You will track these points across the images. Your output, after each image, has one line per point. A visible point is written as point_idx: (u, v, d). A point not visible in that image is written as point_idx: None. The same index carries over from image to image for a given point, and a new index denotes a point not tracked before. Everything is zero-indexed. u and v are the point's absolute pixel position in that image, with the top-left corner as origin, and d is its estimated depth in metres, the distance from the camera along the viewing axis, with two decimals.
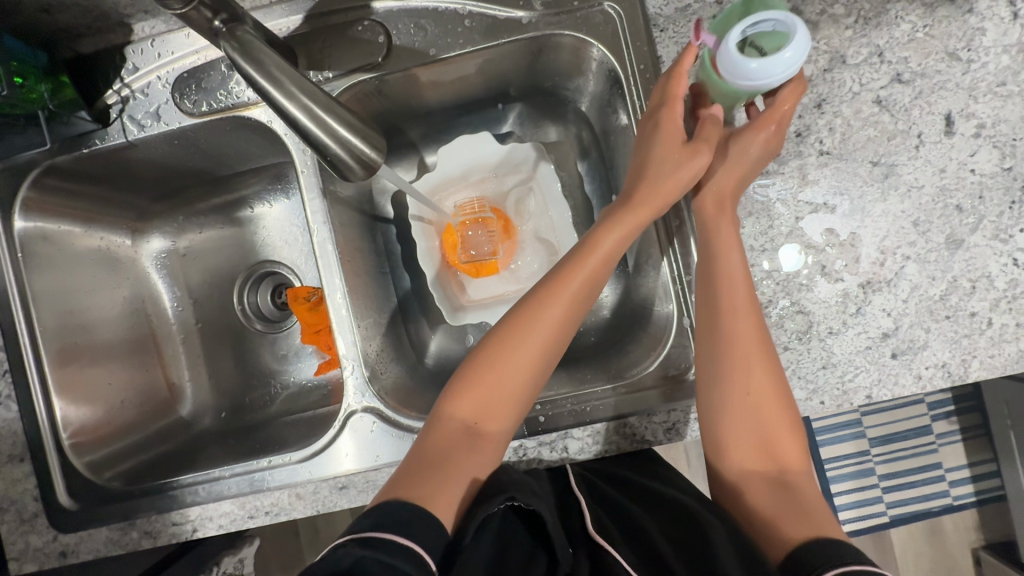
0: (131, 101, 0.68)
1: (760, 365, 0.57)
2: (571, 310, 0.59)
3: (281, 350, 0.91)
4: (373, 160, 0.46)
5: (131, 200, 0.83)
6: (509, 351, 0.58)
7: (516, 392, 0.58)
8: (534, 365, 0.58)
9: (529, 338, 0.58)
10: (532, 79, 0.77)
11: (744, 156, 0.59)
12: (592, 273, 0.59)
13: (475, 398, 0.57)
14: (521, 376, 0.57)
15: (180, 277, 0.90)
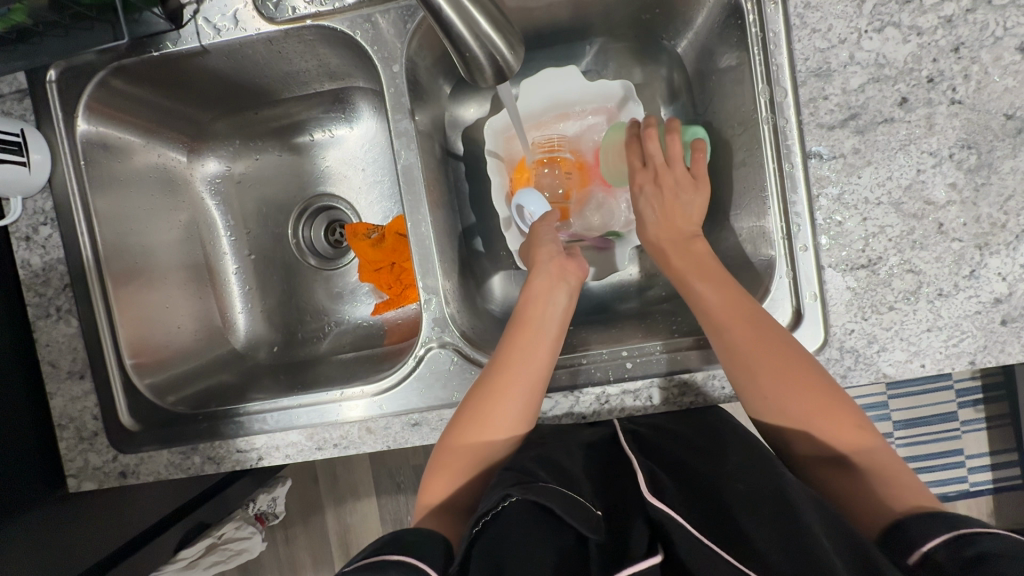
0: (207, 2, 0.63)
1: (769, 384, 0.56)
2: (525, 362, 0.61)
3: (336, 288, 0.88)
4: (510, 64, 0.45)
5: (191, 114, 0.78)
6: (482, 404, 0.60)
7: (499, 421, 0.60)
8: (503, 415, 0.60)
9: (496, 389, 0.60)
10: (629, 10, 0.72)
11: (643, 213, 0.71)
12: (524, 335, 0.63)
13: (456, 448, 0.60)
14: (487, 427, 0.60)
15: (235, 205, 0.86)
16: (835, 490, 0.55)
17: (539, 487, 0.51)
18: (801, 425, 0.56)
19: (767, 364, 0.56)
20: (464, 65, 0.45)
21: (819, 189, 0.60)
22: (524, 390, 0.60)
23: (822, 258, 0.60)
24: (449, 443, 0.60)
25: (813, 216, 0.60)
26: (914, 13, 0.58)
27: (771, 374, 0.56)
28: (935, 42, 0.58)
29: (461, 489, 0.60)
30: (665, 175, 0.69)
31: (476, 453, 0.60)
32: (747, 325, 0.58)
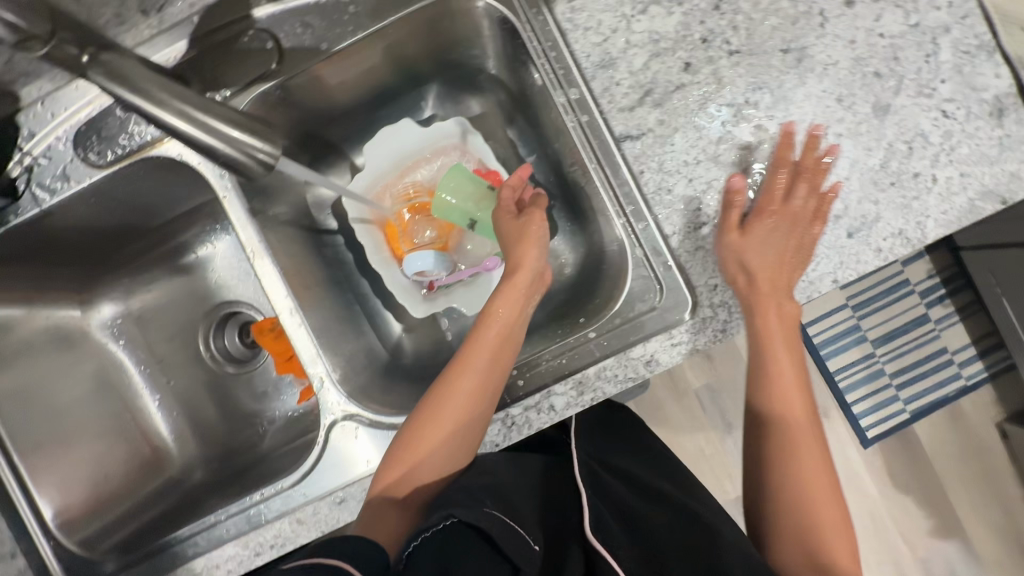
0: (36, 168, 0.66)
1: (777, 384, 0.61)
2: (492, 374, 0.62)
3: (259, 388, 0.89)
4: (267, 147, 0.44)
5: (68, 273, 0.81)
6: (448, 396, 0.61)
7: (457, 421, 0.60)
8: (466, 425, 0.60)
9: (460, 398, 0.60)
10: (441, 57, 0.75)
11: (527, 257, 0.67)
12: (494, 341, 0.64)
13: (415, 450, 0.60)
14: (447, 435, 0.60)
15: (140, 341, 0.88)
16: (779, 506, 0.59)
17: (480, 510, 0.52)
18: (765, 430, 0.61)
19: (779, 367, 0.61)
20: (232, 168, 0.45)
21: (642, 166, 0.62)
22: (489, 395, 0.61)
23: (664, 228, 0.62)
24: (409, 437, 0.61)
25: (643, 193, 0.62)
26: None
27: (784, 407, 0.60)
28: (696, 7, 0.62)
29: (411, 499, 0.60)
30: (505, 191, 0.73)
31: (430, 457, 0.60)
32: (790, 317, 0.60)
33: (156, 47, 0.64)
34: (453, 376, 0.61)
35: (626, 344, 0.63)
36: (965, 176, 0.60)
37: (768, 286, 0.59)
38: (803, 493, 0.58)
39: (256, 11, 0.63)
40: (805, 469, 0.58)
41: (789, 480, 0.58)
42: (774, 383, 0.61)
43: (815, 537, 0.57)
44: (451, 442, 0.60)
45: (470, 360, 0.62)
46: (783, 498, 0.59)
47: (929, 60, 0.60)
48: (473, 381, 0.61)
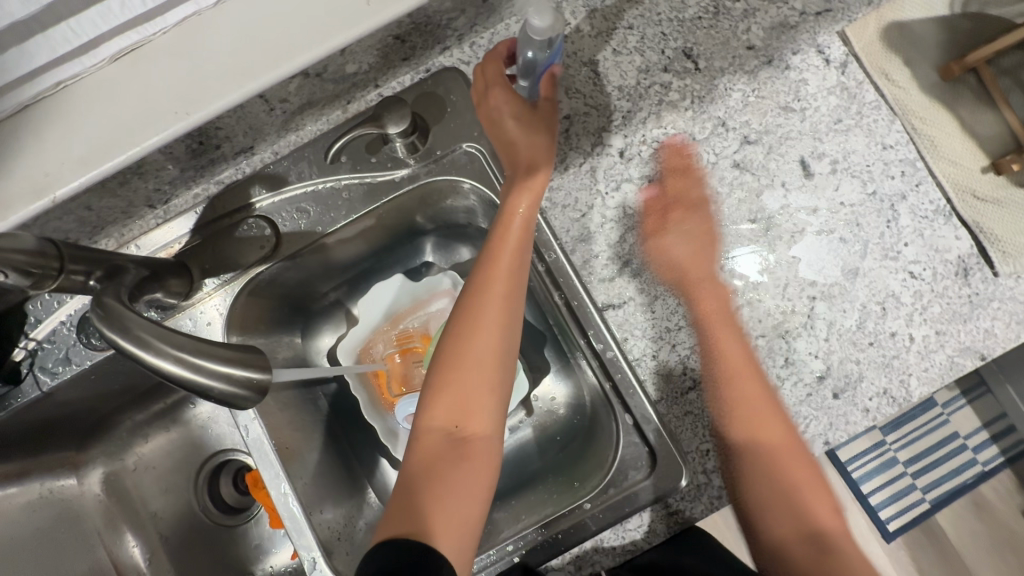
0: (40, 352, 0.68)
1: (755, 422, 0.60)
2: (508, 307, 0.60)
3: (254, 541, 0.87)
4: (250, 371, 0.45)
5: (65, 437, 0.81)
6: (468, 340, 0.59)
7: (485, 368, 0.58)
8: (494, 365, 0.58)
9: (484, 340, 0.59)
10: (433, 217, 0.79)
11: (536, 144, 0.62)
12: (511, 262, 0.60)
13: (454, 395, 0.58)
14: (484, 380, 0.58)
15: (134, 496, 0.87)
16: (777, 522, 0.59)
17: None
18: (774, 460, 0.59)
19: (760, 404, 0.60)
20: (220, 398, 0.45)
21: (627, 334, 0.64)
22: (510, 322, 0.60)
23: (651, 393, 0.63)
24: (435, 396, 0.58)
25: (628, 359, 0.64)
26: (639, 165, 0.66)
27: (750, 433, 0.60)
28: (665, 183, 0.66)
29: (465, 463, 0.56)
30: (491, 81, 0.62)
31: (475, 400, 0.58)
32: (737, 355, 0.62)
33: (160, 235, 0.68)
34: (473, 325, 0.59)
35: (621, 516, 0.62)
36: (940, 334, 0.62)
37: (696, 275, 0.63)
38: (800, 512, 0.59)
39: (256, 201, 0.68)
40: (802, 492, 0.59)
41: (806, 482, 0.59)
42: (761, 419, 0.60)
43: (826, 550, 0.57)
44: (481, 388, 0.58)
45: (485, 302, 0.59)
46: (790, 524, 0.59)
47: (891, 225, 0.63)
48: (490, 322, 0.59)
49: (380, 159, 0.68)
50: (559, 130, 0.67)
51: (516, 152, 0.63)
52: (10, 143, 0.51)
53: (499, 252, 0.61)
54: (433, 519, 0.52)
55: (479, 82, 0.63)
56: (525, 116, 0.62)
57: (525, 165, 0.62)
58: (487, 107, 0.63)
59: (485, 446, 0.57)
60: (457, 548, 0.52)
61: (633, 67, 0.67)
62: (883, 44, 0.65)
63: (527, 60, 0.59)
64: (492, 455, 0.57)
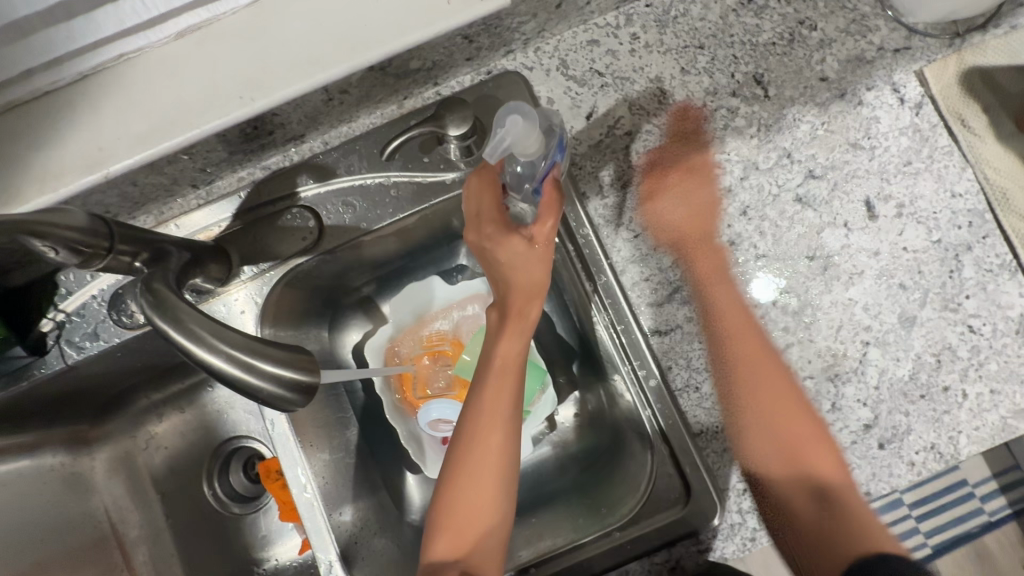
0: (67, 325, 0.66)
1: (759, 402, 0.61)
2: (500, 451, 0.58)
3: (261, 532, 0.85)
4: (299, 375, 0.43)
5: (81, 409, 0.80)
6: (467, 479, 0.58)
7: (486, 509, 0.58)
8: (493, 504, 0.58)
9: (479, 479, 0.58)
10: None
11: (532, 275, 0.60)
12: (505, 397, 0.59)
13: (451, 534, 0.58)
14: (476, 525, 0.58)
15: (144, 475, 0.85)
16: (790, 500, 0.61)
17: None
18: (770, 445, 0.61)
19: (783, 409, 0.61)
20: (268, 399, 0.44)
21: (671, 362, 0.63)
22: (505, 462, 0.58)
23: (691, 426, 0.62)
24: (437, 528, 0.58)
25: (670, 388, 0.62)
26: (698, 190, 0.64)
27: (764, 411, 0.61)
28: (724, 211, 0.64)
29: None
30: (484, 209, 0.61)
31: (473, 539, 0.57)
32: (740, 315, 0.62)
33: (199, 217, 0.66)
34: (463, 468, 0.58)
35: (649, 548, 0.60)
36: (994, 393, 0.60)
37: (699, 240, 0.63)
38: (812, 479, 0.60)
39: (302, 190, 0.66)
40: (808, 473, 0.60)
41: (796, 474, 0.61)
42: (787, 418, 0.61)
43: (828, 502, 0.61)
44: (483, 526, 0.58)
45: (480, 440, 0.58)
46: (807, 508, 0.61)
47: (953, 275, 0.61)
48: (484, 467, 0.58)
49: (432, 159, 0.66)
50: (619, 147, 0.65)
51: (509, 283, 0.61)
52: (68, 113, 0.51)
53: (490, 396, 0.59)
54: None
55: (471, 208, 0.62)
56: (523, 248, 0.60)
57: (514, 307, 0.60)
58: (479, 236, 0.61)
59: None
60: None
61: (701, 88, 0.66)
62: (961, 88, 0.63)
63: (516, 174, 0.60)
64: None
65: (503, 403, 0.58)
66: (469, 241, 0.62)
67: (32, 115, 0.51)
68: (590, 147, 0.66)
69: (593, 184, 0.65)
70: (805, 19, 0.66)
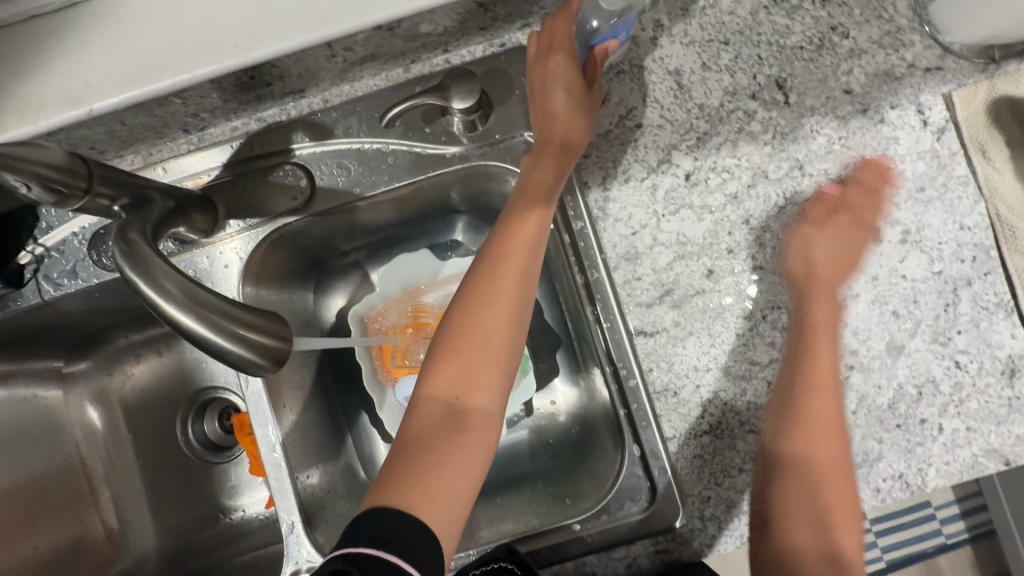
0: (46, 260, 0.65)
1: (836, 469, 0.60)
2: (518, 286, 0.56)
3: (231, 482, 0.86)
4: (267, 343, 0.43)
5: (59, 344, 0.79)
6: (484, 310, 0.55)
7: (495, 351, 0.55)
8: (503, 346, 0.56)
9: (493, 315, 0.56)
10: (475, 199, 0.75)
11: (579, 119, 0.59)
12: (532, 234, 0.57)
13: (454, 370, 0.54)
14: (481, 373, 0.55)
15: (120, 415, 0.85)
16: (806, 569, 0.59)
17: None
18: (844, 509, 0.60)
19: (830, 436, 0.60)
20: (235, 365, 0.43)
21: (652, 364, 0.62)
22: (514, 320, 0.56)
23: (665, 429, 0.61)
24: (437, 364, 0.55)
25: (648, 390, 0.61)
26: (703, 193, 0.63)
27: (823, 448, 0.59)
28: (726, 217, 0.62)
29: (461, 448, 0.52)
30: (553, 37, 0.58)
31: (478, 377, 0.55)
32: (826, 362, 0.60)
33: (188, 163, 0.64)
34: (477, 314, 0.55)
35: (608, 544, 0.61)
36: (970, 430, 0.60)
37: (829, 277, 0.61)
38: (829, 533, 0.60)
39: (296, 147, 0.64)
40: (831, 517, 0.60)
41: (825, 552, 0.60)
42: (835, 483, 0.60)
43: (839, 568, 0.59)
44: (489, 366, 0.55)
45: (501, 274, 0.56)
46: (806, 531, 0.60)
47: (948, 309, 0.60)
48: (502, 300, 0.56)
49: (434, 130, 0.64)
50: (627, 139, 0.63)
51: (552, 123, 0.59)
52: (53, 42, 0.48)
53: (516, 234, 0.57)
54: (428, 490, 0.49)
55: (543, 37, 0.59)
56: (577, 90, 0.58)
57: (559, 142, 0.59)
58: (543, 66, 0.59)
59: (484, 426, 0.54)
60: (445, 519, 0.49)
61: (720, 87, 0.63)
62: (988, 117, 0.61)
63: (589, 29, 0.57)
64: (490, 438, 0.54)
65: (529, 242, 0.57)
66: (532, 69, 0.60)
67: (16, 40, 0.48)
68: (598, 136, 0.63)
69: (595, 175, 0.63)
70: (838, 25, 0.63)
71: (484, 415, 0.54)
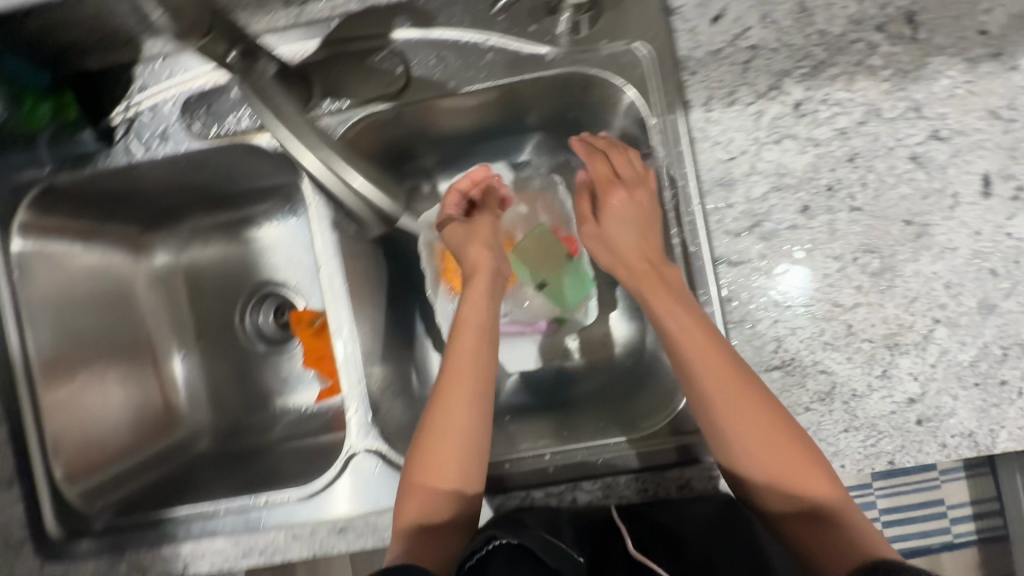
0: (137, 123, 0.66)
1: (745, 438, 0.53)
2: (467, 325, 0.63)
3: (283, 373, 0.88)
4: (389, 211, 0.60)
5: (133, 215, 0.81)
6: (458, 349, 0.62)
7: (480, 374, 0.61)
8: (483, 373, 0.61)
9: (466, 343, 0.62)
10: (556, 112, 0.74)
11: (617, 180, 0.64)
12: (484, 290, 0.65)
13: (446, 392, 0.60)
14: (470, 417, 0.59)
15: (182, 295, 0.88)
16: (801, 534, 0.52)
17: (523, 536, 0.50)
18: (762, 473, 0.52)
19: (733, 392, 0.53)
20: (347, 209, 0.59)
21: (734, 293, 0.61)
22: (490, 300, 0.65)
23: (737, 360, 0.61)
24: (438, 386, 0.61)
25: (725, 319, 0.61)
26: (810, 125, 0.60)
27: (721, 406, 0.54)
28: (831, 152, 0.60)
29: (457, 465, 0.58)
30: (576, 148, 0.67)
31: (461, 399, 0.60)
32: (700, 330, 0.55)
33: (286, 39, 0.64)
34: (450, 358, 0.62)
35: (665, 463, 0.61)
36: None
37: (647, 263, 0.60)
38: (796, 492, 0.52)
39: (396, 31, 0.63)
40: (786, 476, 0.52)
41: (804, 507, 0.52)
42: (766, 439, 0.52)
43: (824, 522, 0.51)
44: (477, 394, 0.60)
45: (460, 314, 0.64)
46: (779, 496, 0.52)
47: None
48: (471, 325, 0.64)
49: (539, 28, 0.62)
50: (739, 60, 0.60)
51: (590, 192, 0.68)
52: None
53: (471, 301, 0.65)
54: (429, 494, 0.57)
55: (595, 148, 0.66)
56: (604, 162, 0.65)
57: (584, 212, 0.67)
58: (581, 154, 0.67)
59: (474, 444, 0.59)
60: (448, 513, 0.57)
61: (844, 14, 0.60)
62: None
63: None
64: (479, 456, 0.59)
65: (478, 311, 0.64)
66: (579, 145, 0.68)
67: None
68: (708, 54, 0.61)
69: (700, 94, 0.61)
70: None
71: (476, 441, 0.59)
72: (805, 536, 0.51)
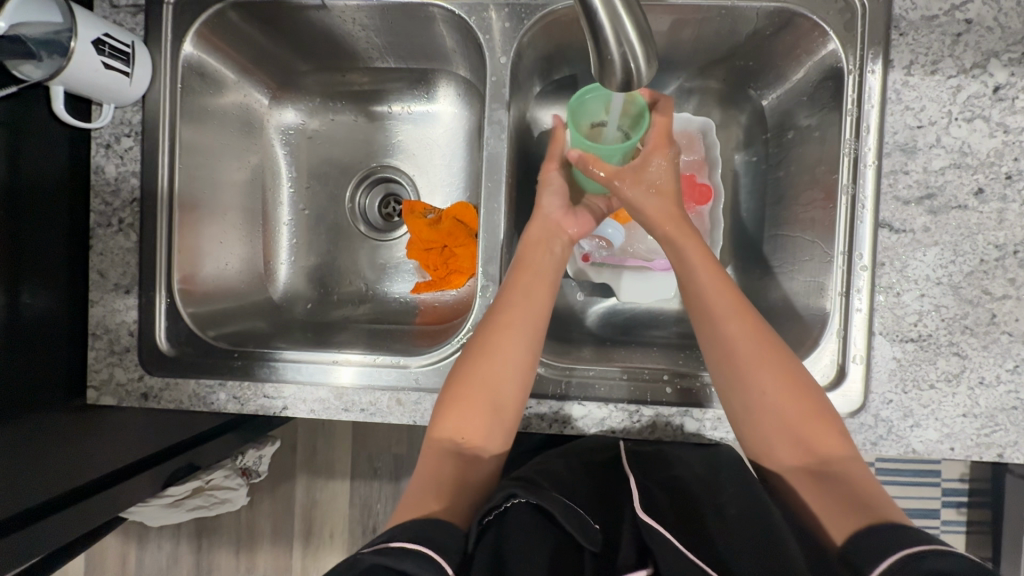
0: None
1: (772, 405, 0.57)
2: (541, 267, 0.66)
3: (382, 259, 0.89)
4: (642, 76, 0.45)
5: (285, 60, 0.81)
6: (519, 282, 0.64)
7: (527, 313, 0.63)
8: (531, 314, 0.63)
9: (529, 278, 0.65)
10: (726, 55, 0.75)
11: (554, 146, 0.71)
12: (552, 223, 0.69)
13: (498, 329, 0.62)
14: (507, 365, 0.61)
15: (303, 157, 0.87)
16: (812, 501, 0.55)
17: (543, 492, 0.53)
18: (780, 431, 0.57)
19: (768, 369, 0.57)
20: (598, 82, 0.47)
21: (886, 259, 0.62)
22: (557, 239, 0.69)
23: (874, 324, 0.62)
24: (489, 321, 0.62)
25: (875, 282, 0.62)
26: (1005, 110, 0.60)
27: (754, 365, 0.58)
28: (1018, 142, 0.60)
29: (489, 399, 0.60)
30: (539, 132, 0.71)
31: (506, 337, 0.61)
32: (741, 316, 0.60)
33: None
34: (510, 287, 0.63)
35: None
36: None
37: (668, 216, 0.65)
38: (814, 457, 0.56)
39: None
40: (807, 442, 0.56)
41: (818, 472, 0.56)
42: (801, 412, 0.57)
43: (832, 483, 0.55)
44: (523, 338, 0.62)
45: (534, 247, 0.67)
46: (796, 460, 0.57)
47: None
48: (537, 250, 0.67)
49: None
50: (952, 31, 0.60)
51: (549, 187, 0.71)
52: None
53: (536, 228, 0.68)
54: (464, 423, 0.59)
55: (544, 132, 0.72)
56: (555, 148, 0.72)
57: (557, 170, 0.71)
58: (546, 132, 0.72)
59: (508, 378, 0.60)
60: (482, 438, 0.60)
61: None
62: None
63: None
64: (511, 392, 0.60)
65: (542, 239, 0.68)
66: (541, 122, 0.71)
67: None
68: (922, 19, 0.61)
69: (904, 56, 0.61)
70: None
71: (510, 392, 0.60)
72: (825, 501, 0.55)
